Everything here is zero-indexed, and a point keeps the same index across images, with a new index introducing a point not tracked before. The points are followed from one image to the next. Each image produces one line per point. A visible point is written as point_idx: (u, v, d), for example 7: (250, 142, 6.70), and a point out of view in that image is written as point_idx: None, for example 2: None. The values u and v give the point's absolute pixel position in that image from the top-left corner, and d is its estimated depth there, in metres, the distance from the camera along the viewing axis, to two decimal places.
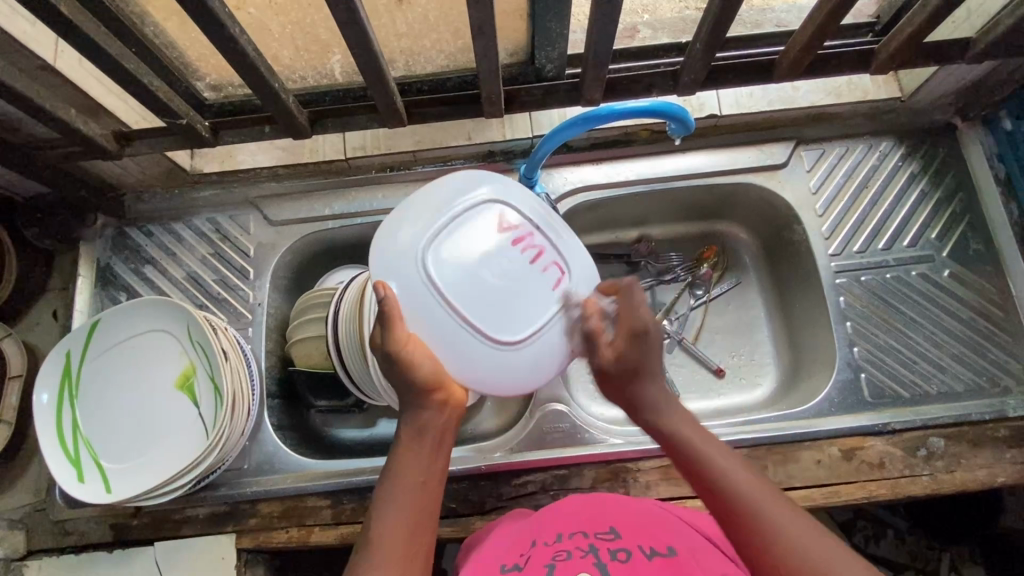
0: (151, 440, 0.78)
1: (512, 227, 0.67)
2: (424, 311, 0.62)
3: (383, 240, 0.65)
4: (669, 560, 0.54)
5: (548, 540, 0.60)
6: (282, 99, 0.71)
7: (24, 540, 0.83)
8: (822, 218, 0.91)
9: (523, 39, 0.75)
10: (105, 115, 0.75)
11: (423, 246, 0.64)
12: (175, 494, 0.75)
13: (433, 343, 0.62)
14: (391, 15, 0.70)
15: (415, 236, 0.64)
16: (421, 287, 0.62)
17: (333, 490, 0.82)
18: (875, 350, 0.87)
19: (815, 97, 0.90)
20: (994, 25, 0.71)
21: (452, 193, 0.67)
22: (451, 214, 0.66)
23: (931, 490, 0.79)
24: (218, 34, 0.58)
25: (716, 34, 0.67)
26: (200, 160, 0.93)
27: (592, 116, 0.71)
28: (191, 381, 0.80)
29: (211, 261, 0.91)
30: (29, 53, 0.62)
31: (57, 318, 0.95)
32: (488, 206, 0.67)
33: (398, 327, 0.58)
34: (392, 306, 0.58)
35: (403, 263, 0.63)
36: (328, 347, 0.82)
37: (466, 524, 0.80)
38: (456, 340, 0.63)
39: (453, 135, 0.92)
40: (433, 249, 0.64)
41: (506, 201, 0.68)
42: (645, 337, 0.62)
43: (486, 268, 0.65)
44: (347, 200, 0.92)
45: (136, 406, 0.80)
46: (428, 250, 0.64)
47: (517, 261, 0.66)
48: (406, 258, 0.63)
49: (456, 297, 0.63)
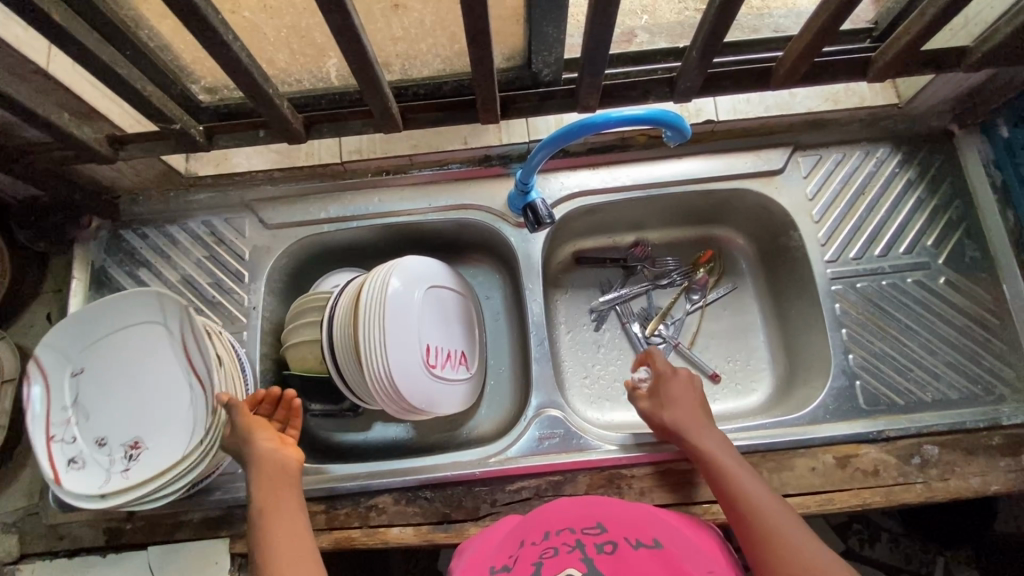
0: (154, 426, 0.78)
1: (133, 445, 0.77)
2: (111, 433, 0.78)
3: (68, 480, 0.74)
4: (655, 552, 0.55)
5: (535, 539, 0.60)
6: (277, 104, 0.70)
7: (17, 544, 0.83)
8: (819, 224, 0.91)
9: (519, 43, 0.75)
10: (100, 118, 0.74)
11: (61, 469, 0.75)
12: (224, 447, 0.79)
13: (148, 404, 0.79)
14: (386, 19, 0.70)
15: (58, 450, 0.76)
16: (98, 430, 0.78)
17: (328, 495, 0.82)
18: (870, 357, 0.87)
19: (811, 103, 0.90)
20: (990, 34, 0.71)
21: (67, 467, 0.75)
22: (83, 460, 0.76)
23: (924, 498, 0.79)
24: (212, 42, 0.58)
25: (712, 43, 0.67)
26: (195, 164, 0.92)
27: (587, 123, 0.70)
28: (158, 364, 0.80)
29: (206, 264, 0.91)
30: (22, 57, 0.62)
31: (51, 320, 0.94)
32: (101, 449, 0.77)
33: (153, 399, 0.79)
34: (112, 442, 0.77)
35: (80, 431, 0.77)
36: (323, 352, 0.81)
37: (460, 530, 0.80)
38: (145, 398, 0.79)
39: (449, 140, 0.92)
40: (76, 464, 0.76)
41: (99, 458, 0.76)
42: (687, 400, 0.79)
43: (142, 429, 0.78)
44: (342, 204, 0.93)
45: (124, 413, 0.79)
46: (58, 454, 0.75)
47: (158, 416, 0.79)
48: (89, 432, 0.77)
49: (134, 425, 0.78)
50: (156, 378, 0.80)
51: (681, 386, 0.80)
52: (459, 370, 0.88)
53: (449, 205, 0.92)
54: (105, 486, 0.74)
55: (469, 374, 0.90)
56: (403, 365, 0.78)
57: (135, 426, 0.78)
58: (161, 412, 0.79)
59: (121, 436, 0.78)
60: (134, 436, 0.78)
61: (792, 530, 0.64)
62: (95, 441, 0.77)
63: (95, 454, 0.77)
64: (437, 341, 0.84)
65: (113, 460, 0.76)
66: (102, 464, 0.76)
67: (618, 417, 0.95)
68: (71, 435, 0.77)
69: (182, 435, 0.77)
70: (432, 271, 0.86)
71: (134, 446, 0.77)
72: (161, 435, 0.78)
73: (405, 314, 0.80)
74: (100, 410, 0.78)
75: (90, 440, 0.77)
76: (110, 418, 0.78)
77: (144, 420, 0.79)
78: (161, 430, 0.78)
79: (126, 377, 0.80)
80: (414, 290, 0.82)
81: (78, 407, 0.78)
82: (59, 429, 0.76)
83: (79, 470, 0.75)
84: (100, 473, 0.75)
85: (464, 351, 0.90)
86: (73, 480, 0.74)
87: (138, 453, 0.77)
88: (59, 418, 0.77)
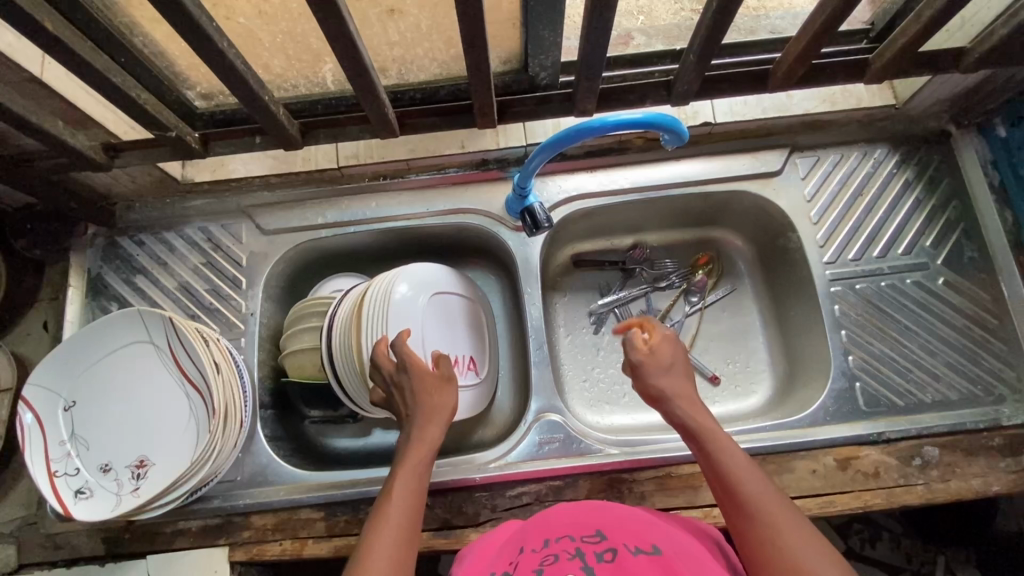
0: (159, 441, 0.78)
1: (142, 464, 0.77)
2: (115, 458, 0.77)
3: (81, 510, 0.74)
4: (654, 557, 0.55)
5: (535, 546, 0.59)
6: (273, 111, 0.70)
7: (15, 554, 0.83)
8: (817, 226, 0.91)
9: (516, 47, 0.75)
10: (95, 126, 0.74)
11: (71, 500, 0.74)
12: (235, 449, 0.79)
13: (149, 422, 0.79)
14: (383, 24, 0.69)
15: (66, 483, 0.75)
16: (101, 456, 0.77)
17: (328, 502, 0.81)
18: (869, 358, 0.86)
19: (808, 104, 0.89)
20: (987, 35, 0.71)
21: (78, 498, 0.74)
22: (90, 487, 0.75)
23: (925, 500, 0.79)
24: (207, 49, 0.57)
25: (710, 45, 0.67)
26: (193, 170, 0.90)
27: (585, 127, 0.70)
28: (153, 379, 0.80)
29: (203, 271, 0.91)
30: (15, 66, 0.61)
31: (47, 329, 0.94)
32: (109, 473, 0.76)
33: (154, 415, 0.79)
34: (119, 465, 0.77)
35: (83, 460, 0.76)
36: (322, 359, 0.81)
37: (460, 536, 0.80)
38: (144, 417, 0.79)
39: (446, 144, 0.91)
40: (86, 494, 0.75)
41: (107, 482, 0.76)
42: (676, 375, 0.69)
43: (147, 446, 0.78)
44: (340, 209, 0.92)
45: (126, 436, 0.78)
46: (66, 488, 0.75)
47: (160, 430, 0.79)
48: (92, 461, 0.77)
49: (138, 444, 0.78)
50: (151, 396, 0.79)
51: (674, 352, 0.70)
52: (468, 376, 0.86)
53: (446, 208, 0.92)
54: (119, 507, 0.74)
55: (479, 379, 0.88)
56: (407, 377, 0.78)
57: (138, 444, 0.78)
58: (162, 426, 0.79)
59: (125, 457, 0.77)
60: (141, 453, 0.77)
61: (795, 533, 0.55)
62: (101, 468, 0.76)
63: (102, 480, 0.76)
64: (442, 346, 0.83)
65: (122, 481, 0.76)
66: (113, 486, 0.76)
67: (618, 421, 0.95)
68: (73, 467, 0.76)
69: (189, 442, 0.78)
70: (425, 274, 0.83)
71: (143, 464, 0.77)
72: (167, 448, 0.78)
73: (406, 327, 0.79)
74: (100, 436, 0.78)
75: (95, 467, 0.76)
76: (111, 442, 0.78)
77: (145, 438, 0.78)
78: (169, 442, 0.78)
79: (121, 400, 0.79)
80: (418, 295, 0.81)
81: (75, 439, 0.77)
82: (60, 462, 0.75)
83: (89, 499, 0.75)
84: (111, 495, 0.75)
85: (473, 355, 0.88)
86: (85, 509, 0.74)
87: (147, 469, 0.77)
88: (58, 453, 0.76)
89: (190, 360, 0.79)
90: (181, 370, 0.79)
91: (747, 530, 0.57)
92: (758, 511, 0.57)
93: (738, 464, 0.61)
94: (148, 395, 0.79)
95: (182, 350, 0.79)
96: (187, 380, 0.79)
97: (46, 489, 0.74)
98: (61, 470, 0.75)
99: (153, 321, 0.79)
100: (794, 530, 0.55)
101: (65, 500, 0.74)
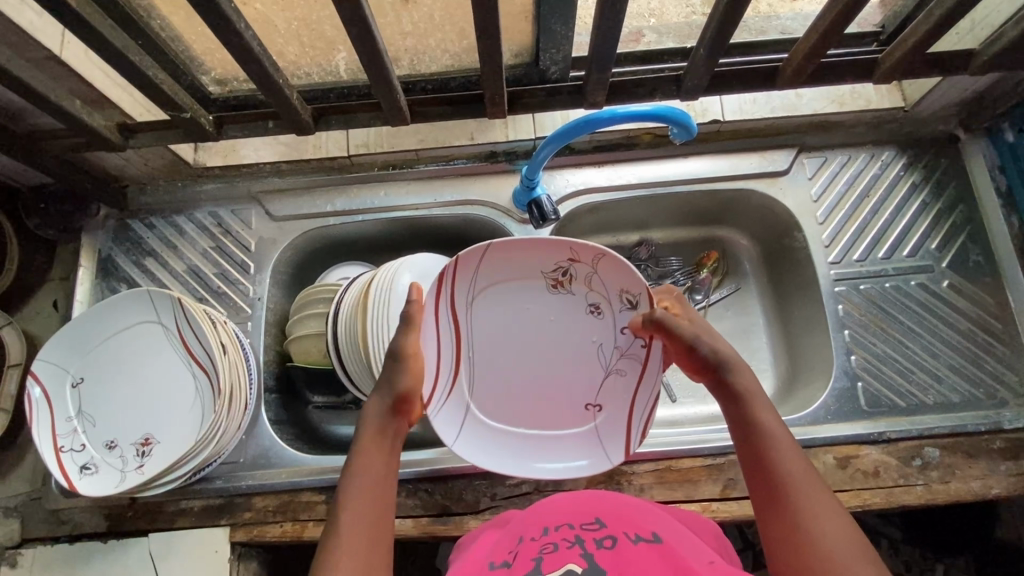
0: (164, 421, 0.79)
1: (147, 442, 0.78)
2: (119, 436, 0.78)
3: (85, 485, 0.74)
4: (655, 545, 0.55)
5: (535, 534, 0.60)
6: (287, 96, 0.71)
7: (18, 530, 0.83)
8: (823, 226, 0.91)
9: (528, 40, 0.75)
10: (111, 106, 0.75)
11: (78, 474, 0.75)
12: (237, 434, 0.80)
13: (154, 402, 0.80)
14: (397, 14, 0.70)
15: (70, 459, 0.76)
16: (108, 433, 0.78)
17: (329, 486, 0.82)
18: (872, 359, 0.87)
19: (817, 104, 0.90)
20: (998, 37, 0.71)
21: (82, 474, 0.75)
22: (95, 463, 0.76)
23: (925, 500, 0.79)
24: (225, 30, 0.58)
25: (720, 41, 0.67)
26: (203, 154, 0.90)
27: (594, 119, 0.70)
28: (161, 359, 0.81)
29: (212, 254, 0.92)
30: (35, 43, 0.62)
31: (57, 308, 0.95)
32: (113, 451, 0.77)
33: (160, 395, 0.80)
34: (124, 443, 0.77)
35: (89, 438, 0.77)
36: (327, 344, 0.82)
37: (459, 523, 0.80)
38: (150, 397, 0.80)
39: (456, 135, 0.92)
40: (92, 468, 0.76)
41: (111, 460, 0.76)
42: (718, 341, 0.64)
43: (153, 424, 0.79)
44: (349, 197, 0.93)
45: (130, 415, 0.79)
46: (71, 463, 0.75)
47: (165, 409, 0.79)
48: (98, 438, 0.77)
49: (144, 422, 0.79)
50: (158, 376, 0.80)
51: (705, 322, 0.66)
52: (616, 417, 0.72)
53: (454, 199, 0.93)
54: (122, 484, 0.74)
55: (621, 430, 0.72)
56: (654, 389, 0.69)
57: (143, 423, 0.79)
58: (167, 406, 0.79)
59: (129, 435, 0.78)
60: (146, 431, 0.78)
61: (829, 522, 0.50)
62: (104, 447, 0.77)
63: (107, 457, 0.77)
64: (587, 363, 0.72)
65: (126, 458, 0.77)
66: (116, 464, 0.76)
67: None
68: (79, 444, 0.77)
69: (193, 424, 0.78)
70: (591, 246, 0.66)
71: (146, 444, 0.78)
72: (171, 429, 0.78)
73: (597, 329, 0.71)
74: (105, 414, 0.78)
75: (99, 445, 0.77)
76: (117, 420, 0.78)
77: (150, 416, 0.79)
78: (173, 421, 0.79)
79: (128, 379, 0.80)
80: None
81: (82, 416, 0.78)
82: (65, 440, 0.76)
83: (93, 476, 0.75)
84: (116, 471, 0.76)
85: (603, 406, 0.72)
86: (89, 483, 0.74)
87: (151, 447, 0.77)
88: (65, 429, 0.77)
89: (195, 342, 0.79)
90: (187, 350, 0.80)
91: (774, 508, 0.53)
92: (797, 488, 0.53)
93: (781, 435, 0.56)
94: (155, 377, 0.80)
95: (187, 332, 0.79)
96: (194, 362, 0.80)
97: (51, 463, 0.75)
98: (68, 446, 0.76)
99: (158, 301, 0.80)
100: (827, 519, 0.50)
101: (70, 473, 0.75)
